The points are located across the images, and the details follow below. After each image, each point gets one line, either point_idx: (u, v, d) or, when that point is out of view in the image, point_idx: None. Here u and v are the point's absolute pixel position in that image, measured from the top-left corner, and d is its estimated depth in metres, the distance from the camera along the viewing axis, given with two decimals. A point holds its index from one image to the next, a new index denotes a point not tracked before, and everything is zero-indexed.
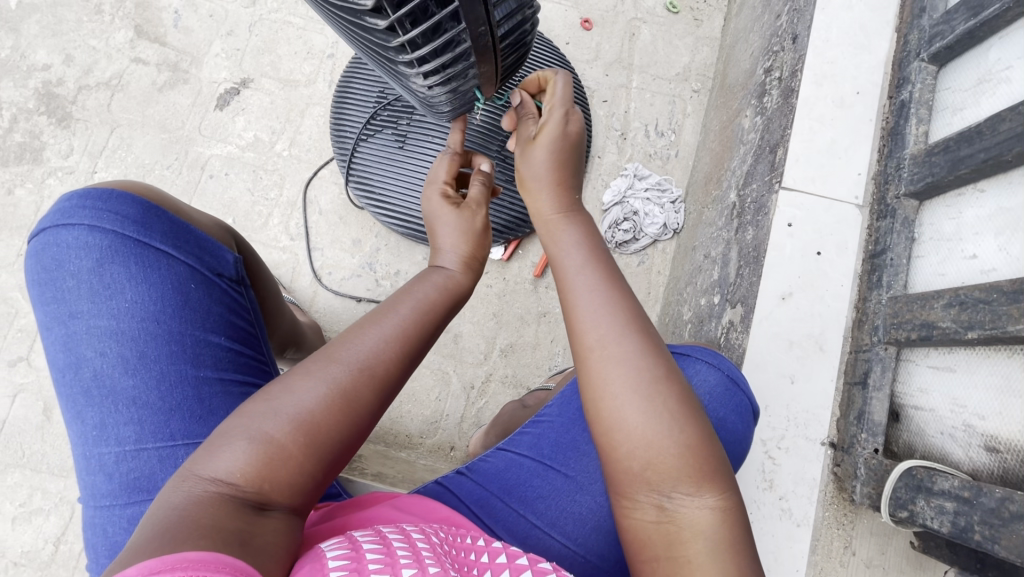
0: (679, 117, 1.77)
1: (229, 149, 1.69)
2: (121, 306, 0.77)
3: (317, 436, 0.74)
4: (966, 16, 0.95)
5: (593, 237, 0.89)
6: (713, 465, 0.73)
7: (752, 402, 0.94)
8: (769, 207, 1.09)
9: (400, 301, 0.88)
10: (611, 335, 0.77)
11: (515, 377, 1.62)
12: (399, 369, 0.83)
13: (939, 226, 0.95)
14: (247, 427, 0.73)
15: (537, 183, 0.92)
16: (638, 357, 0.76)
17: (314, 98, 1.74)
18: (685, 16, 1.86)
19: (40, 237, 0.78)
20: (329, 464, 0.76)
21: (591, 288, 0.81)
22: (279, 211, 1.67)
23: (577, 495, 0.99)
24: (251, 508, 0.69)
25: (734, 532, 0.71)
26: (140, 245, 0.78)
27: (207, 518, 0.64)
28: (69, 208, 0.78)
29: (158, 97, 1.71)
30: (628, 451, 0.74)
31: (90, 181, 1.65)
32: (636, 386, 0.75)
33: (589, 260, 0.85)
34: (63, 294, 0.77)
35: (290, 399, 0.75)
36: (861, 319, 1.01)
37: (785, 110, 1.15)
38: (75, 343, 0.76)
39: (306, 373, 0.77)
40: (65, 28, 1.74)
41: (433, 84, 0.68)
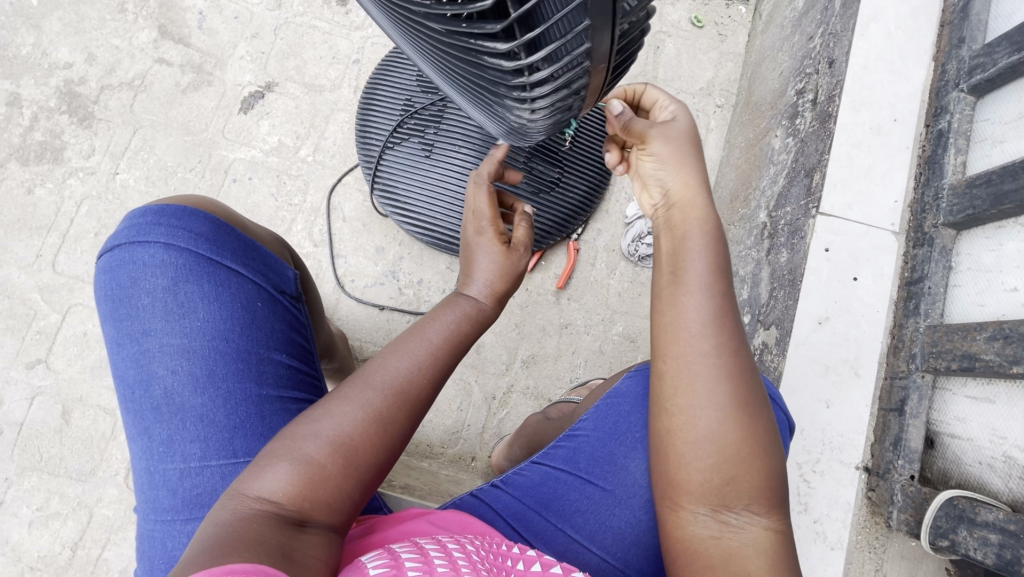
0: (703, 132, 1.79)
1: (253, 153, 1.68)
2: (193, 325, 0.76)
3: (354, 456, 0.74)
4: (1009, 50, 0.97)
5: (721, 244, 0.81)
6: (779, 490, 0.79)
7: (787, 418, 0.95)
8: (805, 231, 1.10)
9: (430, 326, 0.88)
10: (704, 351, 0.78)
11: (536, 388, 1.62)
12: (426, 389, 0.83)
13: (979, 257, 0.96)
14: (287, 445, 0.73)
15: (682, 164, 0.82)
16: (735, 376, 0.78)
17: (339, 104, 1.73)
18: (710, 31, 1.86)
19: (114, 253, 0.78)
20: (364, 483, 0.76)
21: (706, 291, 0.79)
22: (303, 217, 1.66)
23: (616, 510, 0.99)
24: (293, 524, 0.68)
25: (787, 554, 0.77)
26: (212, 263, 0.78)
27: (252, 534, 0.64)
28: (144, 224, 0.78)
29: (181, 99, 1.69)
30: (711, 465, 0.78)
31: (111, 183, 1.63)
32: (729, 399, 0.78)
33: (710, 270, 0.80)
34: (135, 310, 0.77)
35: (328, 421, 0.75)
36: (897, 346, 1.03)
37: (821, 135, 1.16)
38: (147, 360, 0.76)
39: (342, 396, 0.78)
40: (88, 27, 1.72)
41: (540, 123, 0.65)
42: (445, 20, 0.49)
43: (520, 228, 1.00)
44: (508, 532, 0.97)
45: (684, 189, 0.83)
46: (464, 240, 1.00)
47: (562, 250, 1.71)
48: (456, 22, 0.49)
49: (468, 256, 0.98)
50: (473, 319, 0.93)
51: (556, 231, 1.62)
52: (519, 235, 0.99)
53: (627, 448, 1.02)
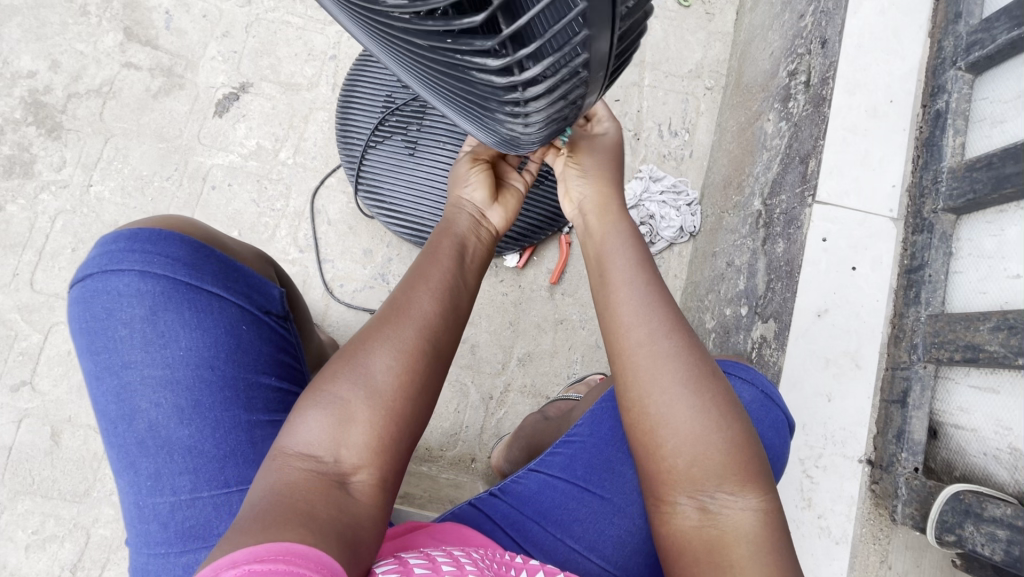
0: (693, 116, 1.76)
1: (231, 158, 1.63)
2: (175, 354, 0.73)
3: (390, 398, 0.68)
4: (1009, 26, 0.93)
5: (639, 239, 0.90)
6: (754, 467, 0.76)
7: (787, 417, 0.93)
8: (802, 220, 1.07)
9: (443, 254, 0.80)
10: (656, 334, 0.80)
11: (534, 386, 1.60)
12: (451, 318, 0.75)
13: (979, 242, 0.94)
14: (323, 391, 0.68)
15: (591, 179, 0.94)
16: (679, 357, 0.78)
17: (318, 102, 1.67)
18: (697, 10, 1.82)
19: (85, 283, 0.74)
20: (406, 426, 0.69)
21: (633, 284, 0.84)
22: (286, 222, 1.62)
23: (614, 518, 0.98)
24: (334, 483, 0.63)
25: (779, 531, 0.74)
26: (191, 289, 0.74)
27: (295, 499, 0.59)
28: (115, 251, 0.74)
29: (153, 104, 1.63)
30: (674, 448, 0.76)
31: (85, 196, 1.57)
32: (682, 381, 0.77)
33: (637, 261, 0.87)
34: (112, 342, 0.73)
35: (357, 364, 0.69)
36: (897, 336, 1.00)
37: (816, 119, 1.12)
38: (127, 393, 0.72)
39: (369, 335, 0.71)
40: (49, 32, 1.65)
41: (533, 141, 0.62)
42: (429, 34, 0.45)
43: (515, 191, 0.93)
44: (507, 543, 0.94)
45: (598, 197, 0.93)
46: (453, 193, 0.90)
47: (554, 244, 1.68)
48: (442, 38, 0.45)
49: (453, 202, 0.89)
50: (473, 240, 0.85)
51: (548, 225, 1.59)
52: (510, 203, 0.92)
53: (623, 454, 1.01)
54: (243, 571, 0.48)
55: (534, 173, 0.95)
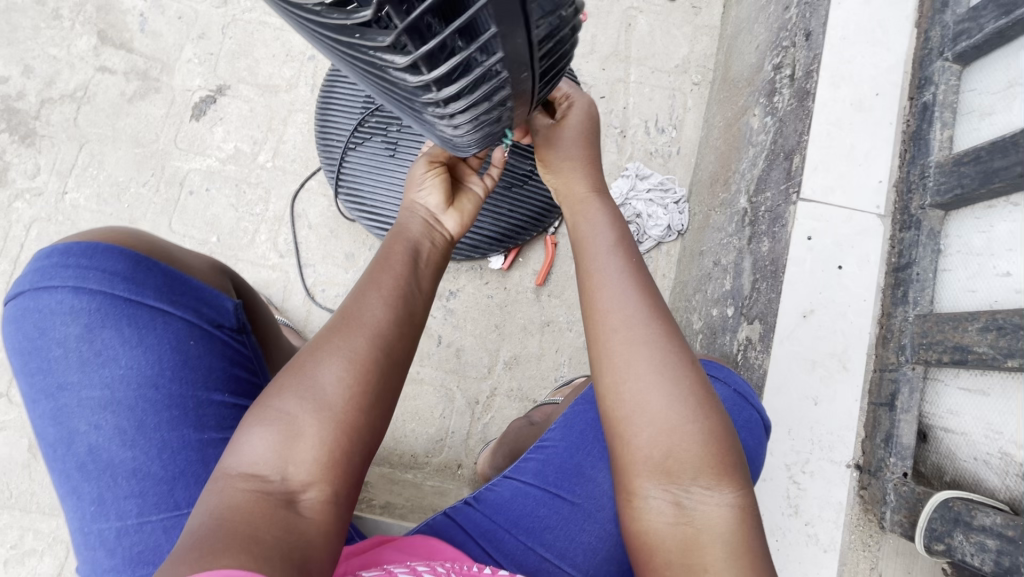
0: (680, 112, 1.72)
1: (208, 162, 1.60)
2: (115, 374, 0.73)
3: (338, 410, 0.66)
4: (996, 14, 0.90)
5: (619, 221, 0.88)
6: (732, 460, 0.73)
7: (763, 417, 0.91)
8: (786, 218, 1.04)
9: (396, 260, 0.77)
10: (633, 320, 0.77)
11: (520, 390, 1.57)
12: (404, 325, 0.72)
13: (968, 239, 0.90)
14: (268, 407, 0.66)
15: (569, 162, 0.91)
16: (654, 346, 0.76)
17: (296, 104, 1.64)
18: (683, 4, 1.79)
19: (19, 301, 0.74)
20: (359, 437, 0.67)
21: (614, 268, 0.82)
22: (266, 226, 1.58)
23: (584, 524, 0.94)
24: (280, 502, 0.62)
25: (754, 531, 0.71)
26: (131, 305, 0.74)
27: (236, 521, 0.58)
28: (49, 267, 0.73)
29: (128, 109, 1.60)
30: (650, 439, 0.73)
31: (60, 203, 1.55)
32: (655, 370, 0.74)
33: (617, 243, 0.85)
34: (49, 363, 0.73)
35: (303, 377, 0.66)
36: (885, 336, 0.97)
37: (799, 114, 1.09)
38: (67, 415, 0.72)
39: (317, 347, 0.68)
40: (21, 37, 1.62)
41: (466, 139, 0.61)
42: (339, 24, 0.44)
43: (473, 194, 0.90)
44: (478, 552, 0.91)
45: (574, 182, 0.91)
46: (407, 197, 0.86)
47: (540, 245, 1.65)
48: (349, 31, 0.44)
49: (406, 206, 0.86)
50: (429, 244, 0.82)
51: (532, 226, 1.57)
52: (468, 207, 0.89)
53: (593, 457, 0.98)
54: None
55: (494, 178, 0.91)
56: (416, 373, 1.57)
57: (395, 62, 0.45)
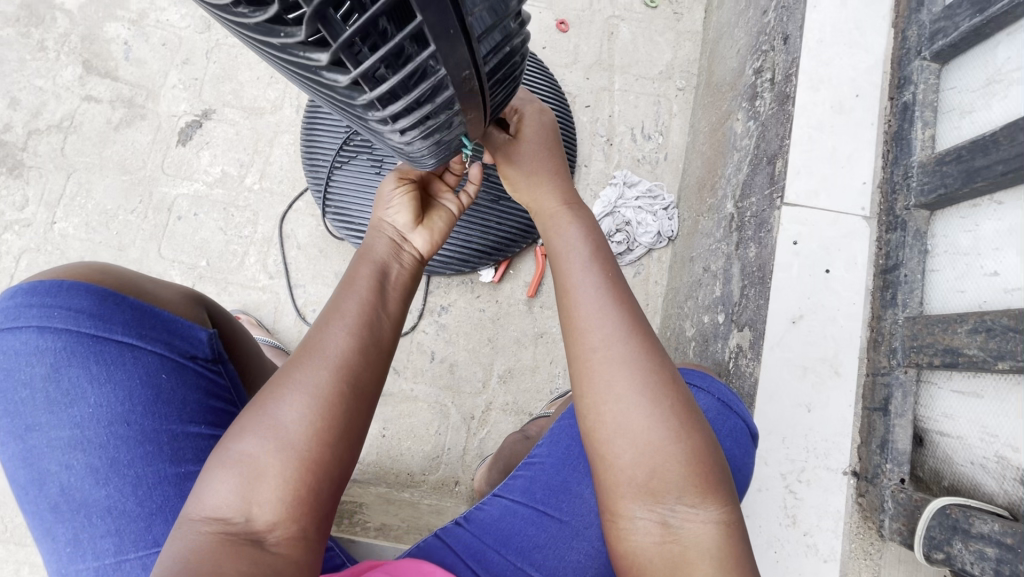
0: (666, 118, 1.72)
1: (196, 187, 1.60)
2: (85, 411, 0.76)
3: (302, 447, 0.65)
4: (971, 12, 0.90)
5: (595, 233, 0.87)
6: (716, 476, 0.72)
7: (749, 424, 0.90)
8: (771, 224, 1.03)
9: (360, 288, 0.76)
10: (612, 339, 0.76)
11: (516, 403, 1.55)
12: (369, 356, 0.72)
13: (954, 238, 0.90)
14: (231, 447, 0.66)
15: (540, 176, 0.90)
16: (635, 363, 0.74)
17: (282, 125, 1.64)
18: (664, 10, 1.80)
19: None
20: (327, 474, 0.67)
21: (589, 286, 0.80)
22: (255, 248, 1.58)
23: (573, 542, 0.93)
24: (247, 544, 0.62)
25: (740, 547, 0.70)
26: (98, 342, 0.77)
27: (201, 568, 0.58)
28: (15, 308, 0.77)
29: (114, 136, 1.61)
30: (631, 460, 0.72)
31: (49, 234, 1.55)
32: (637, 389, 0.73)
33: (592, 257, 0.83)
34: (18, 405, 0.76)
35: (265, 414, 0.66)
36: (876, 339, 0.96)
37: (780, 118, 1.09)
38: (38, 456, 0.75)
39: (279, 384, 0.68)
40: (8, 70, 1.63)
41: (418, 145, 0.60)
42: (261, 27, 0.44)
43: (444, 213, 0.89)
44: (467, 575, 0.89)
45: (547, 195, 0.90)
46: (376, 216, 0.86)
47: (530, 257, 1.64)
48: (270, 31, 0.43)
49: (376, 225, 0.85)
50: (396, 269, 0.82)
51: (521, 237, 1.57)
52: (438, 225, 0.88)
53: (580, 474, 0.98)
54: None
55: (469, 196, 0.91)
56: (410, 390, 1.55)
57: (320, 55, 0.44)
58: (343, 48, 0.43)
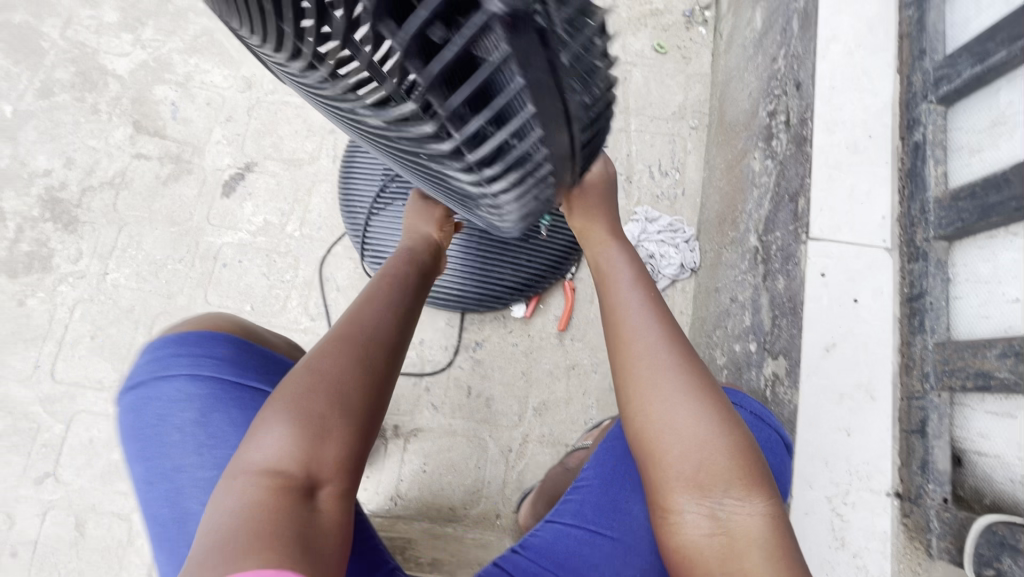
0: (681, 156, 1.82)
1: (239, 236, 1.68)
2: (223, 453, 0.86)
3: (347, 400, 0.77)
4: (972, 62, 0.99)
5: (641, 268, 0.97)
6: (759, 470, 0.76)
7: (782, 436, 0.95)
8: (799, 258, 1.10)
9: (381, 289, 0.92)
10: (658, 346, 0.83)
11: (552, 435, 1.60)
12: (394, 337, 0.87)
13: (975, 267, 0.96)
14: (278, 408, 0.75)
15: (595, 226, 1.03)
16: (681, 366, 0.81)
17: (320, 175, 1.74)
18: (674, 55, 1.92)
19: (142, 390, 0.89)
20: (365, 435, 0.78)
21: (637, 307, 0.89)
22: (297, 292, 1.65)
23: (627, 558, 0.96)
24: (300, 493, 0.71)
25: (786, 539, 0.73)
26: (238, 388, 0.88)
27: (260, 511, 0.66)
28: (166, 359, 0.89)
29: (163, 191, 1.70)
30: (680, 454, 0.76)
31: (102, 284, 1.63)
32: (683, 388, 0.79)
33: (638, 285, 0.93)
34: (167, 447, 0.87)
35: (311, 373, 0.77)
36: (908, 365, 1.01)
37: (799, 158, 1.16)
38: (181, 494, 0.85)
39: (320, 351, 0.80)
40: (63, 132, 1.73)
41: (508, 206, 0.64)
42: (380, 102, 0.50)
43: None
44: None
45: (600, 244, 1.02)
46: None
47: (558, 291, 1.71)
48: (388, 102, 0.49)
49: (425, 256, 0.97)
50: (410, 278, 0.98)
51: (550, 274, 1.63)
52: None
53: (629, 492, 1.01)
54: None
55: None
56: (449, 425, 1.60)
57: (427, 126, 0.49)
58: (450, 117, 0.48)
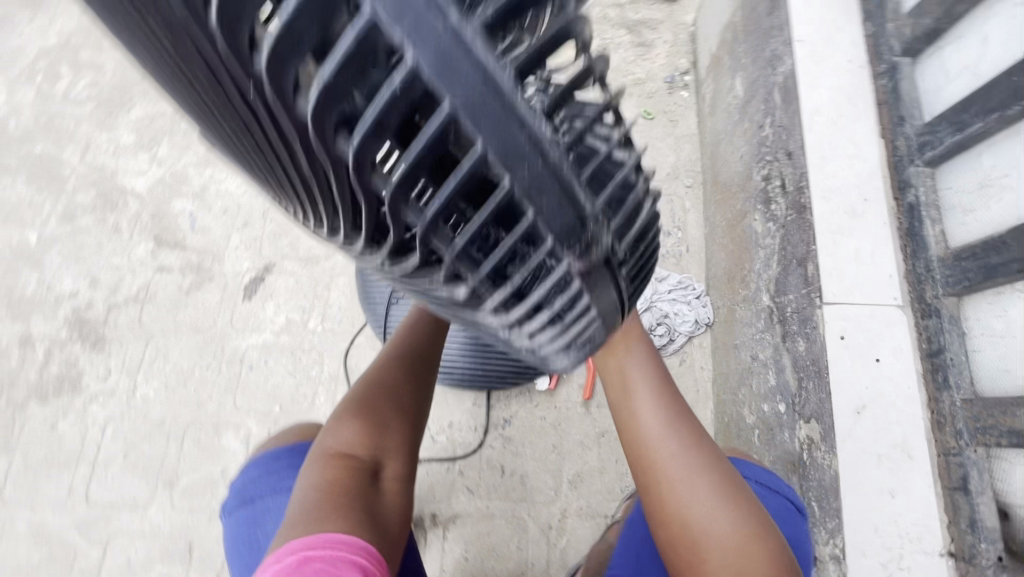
0: (681, 214, 1.89)
1: (263, 337, 1.72)
2: None
3: (397, 399, 0.99)
4: (951, 130, 1.09)
5: (654, 358, 0.82)
6: (789, 561, 0.78)
7: (794, 500, 0.98)
8: (816, 322, 1.14)
9: None
10: (686, 459, 0.78)
11: (590, 507, 1.59)
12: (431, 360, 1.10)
13: (988, 322, 1.02)
14: (349, 407, 0.97)
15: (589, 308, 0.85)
16: (711, 473, 0.79)
17: (337, 269, 1.79)
18: (661, 119, 2.02)
19: (257, 482, 1.08)
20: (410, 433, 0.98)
21: (655, 415, 0.79)
22: (323, 387, 1.68)
23: None
24: (364, 471, 0.88)
25: None
26: None
27: (335, 479, 0.83)
28: (283, 454, 1.10)
29: (186, 300, 1.75)
30: (721, 565, 0.76)
31: (132, 400, 1.65)
32: (717, 497, 0.78)
33: (653, 385, 0.80)
34: (266, 532, 1.00)
35: (371, 381, 1.00)
36: (939, 421, 1.05)
37: (802, 225, 1.21)
38: None
39: (376, 365, 1.03)
40: (87, 253, 1.80)
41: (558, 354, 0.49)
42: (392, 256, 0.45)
43: None
44: None
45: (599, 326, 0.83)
46: None
47: None
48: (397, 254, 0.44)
49: None
50: None
51: None
52: None
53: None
54: (299, 553, 0.68)
55: None
56: (486, 508, 1.59)
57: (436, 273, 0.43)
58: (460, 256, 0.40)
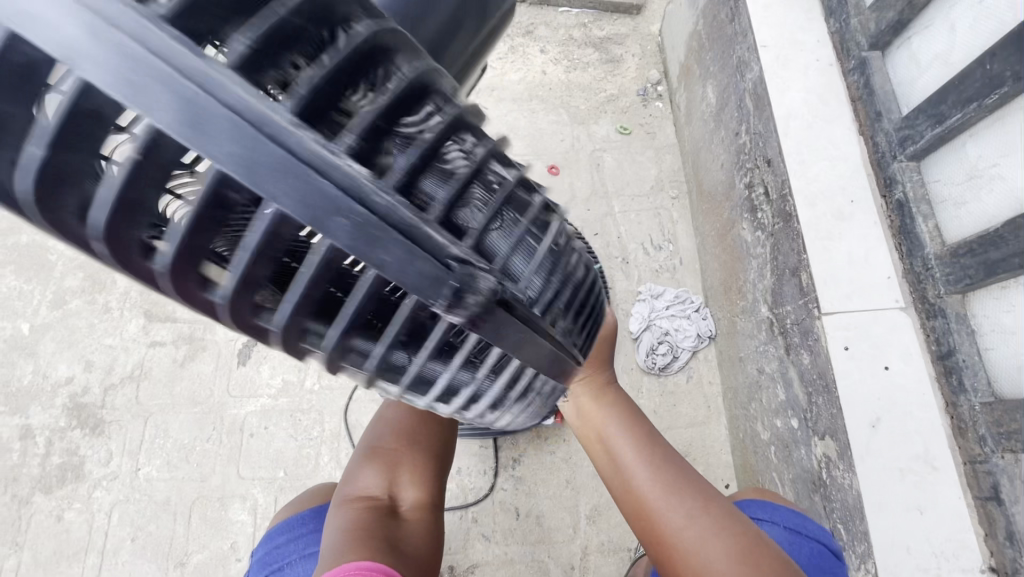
0: (670, 227, 1.85)
1: (262, 402, 1.70)
2: None
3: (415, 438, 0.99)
4: (930, 123, 1.04)
5: (631, 413, 0.89)
6: None
7: (826, 542, 0.92)
8: (817, 333, 1.10)
9: None
10: (679, 506, 0.79)
11: (611, 542, 1.54)
12: None
13: (997, 318, 0.96)
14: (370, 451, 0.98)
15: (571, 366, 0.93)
16: (712, 518, 0.78)
17: None
18: (638, 133, 1.99)
19: (270, 547, 1.00)
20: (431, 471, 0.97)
21: (641, 466, 0.83)
22: (327, 446, 1.65)
23: None
24: (388, 510, 0.86)
25: None
26: None
27: (361, 518, 0.81)
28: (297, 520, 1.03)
29: (182, 373, 1.74)
30: None
31: (136, 481, 1.63)
32: (724, 544, 0.75)
33: (631, 435, 0.86)
34: None
35: (388, 424, 1.01)
36: (961, 427, 0.99)
37: (790, 233, 1.18)
38: None
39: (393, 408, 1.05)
40: (79, 336, 1.79)
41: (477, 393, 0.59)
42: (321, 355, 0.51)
43: None
44: None
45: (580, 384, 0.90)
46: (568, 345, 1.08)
47: None
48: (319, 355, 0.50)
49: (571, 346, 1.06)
50: None
51: None
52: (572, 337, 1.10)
53: None
54: None
55: None
56: (505, 554, 1.54)
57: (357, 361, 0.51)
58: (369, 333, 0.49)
